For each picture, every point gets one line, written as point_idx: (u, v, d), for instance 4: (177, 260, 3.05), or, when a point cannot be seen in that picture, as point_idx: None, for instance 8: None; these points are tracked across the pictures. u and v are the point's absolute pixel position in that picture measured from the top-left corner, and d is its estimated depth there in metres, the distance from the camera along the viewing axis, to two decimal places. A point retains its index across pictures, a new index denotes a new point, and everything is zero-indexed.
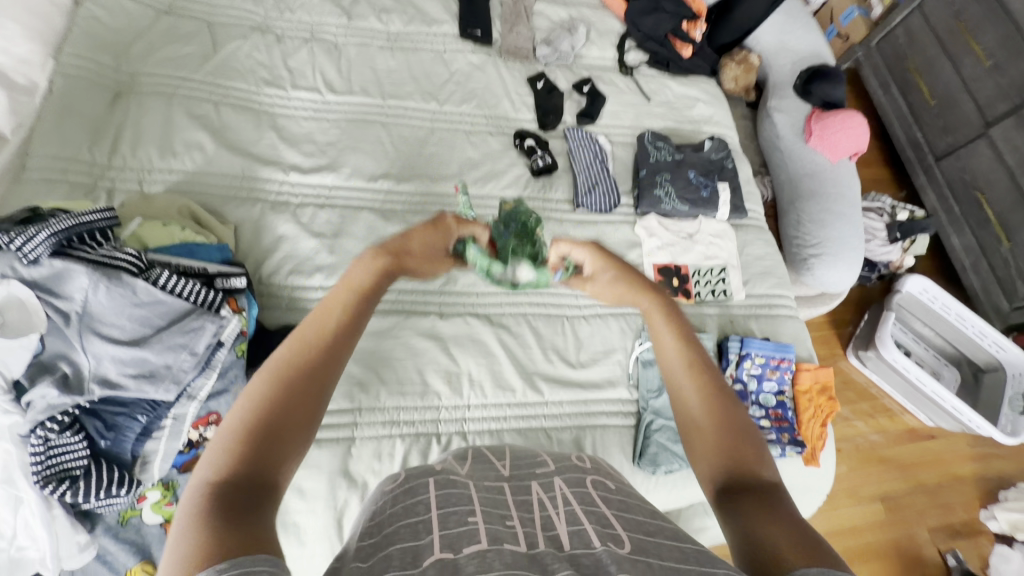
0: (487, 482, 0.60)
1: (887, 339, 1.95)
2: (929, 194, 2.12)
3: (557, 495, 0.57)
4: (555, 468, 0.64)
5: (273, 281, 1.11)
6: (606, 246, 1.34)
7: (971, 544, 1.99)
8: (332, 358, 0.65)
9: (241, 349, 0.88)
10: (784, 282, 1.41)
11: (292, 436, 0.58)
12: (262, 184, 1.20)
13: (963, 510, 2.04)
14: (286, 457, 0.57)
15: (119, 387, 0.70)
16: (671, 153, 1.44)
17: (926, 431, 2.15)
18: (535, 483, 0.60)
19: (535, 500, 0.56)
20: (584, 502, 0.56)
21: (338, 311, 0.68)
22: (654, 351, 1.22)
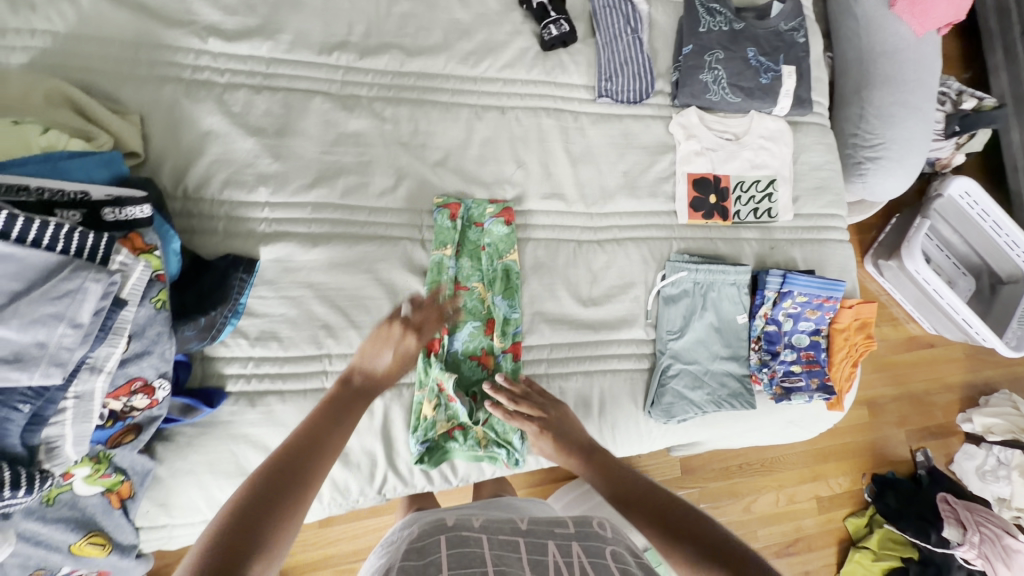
0: (501, 536, 0.67)
1: (915, 249, 1.60)
2: (1002, 77, 1.66)
3: (573, 559, 0.62)
4: (576, 532, 0.68)
5: (202, 196, 0.86)
6: (631, 150, 1.06)
7: (940, 446, 1.81)
8: (306, 461, 0.64)
9: (160, 300, 0.68)
10: (840, 199, 1.17)
11: (289, 502, 0.60)
12: (169, 55, 0.87)
13: (942, 411, 1.84)
14: (282, 511, 0.59)
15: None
16: (729, 20, 1.07)
17: (926, 339, 1.85)
18: (551, 543, 0.65)
19: (546, 552, 0.63)
20: (589, 552, 0.63)
21: (320, 441, 0.68)
22: (680, 287, 1.03)
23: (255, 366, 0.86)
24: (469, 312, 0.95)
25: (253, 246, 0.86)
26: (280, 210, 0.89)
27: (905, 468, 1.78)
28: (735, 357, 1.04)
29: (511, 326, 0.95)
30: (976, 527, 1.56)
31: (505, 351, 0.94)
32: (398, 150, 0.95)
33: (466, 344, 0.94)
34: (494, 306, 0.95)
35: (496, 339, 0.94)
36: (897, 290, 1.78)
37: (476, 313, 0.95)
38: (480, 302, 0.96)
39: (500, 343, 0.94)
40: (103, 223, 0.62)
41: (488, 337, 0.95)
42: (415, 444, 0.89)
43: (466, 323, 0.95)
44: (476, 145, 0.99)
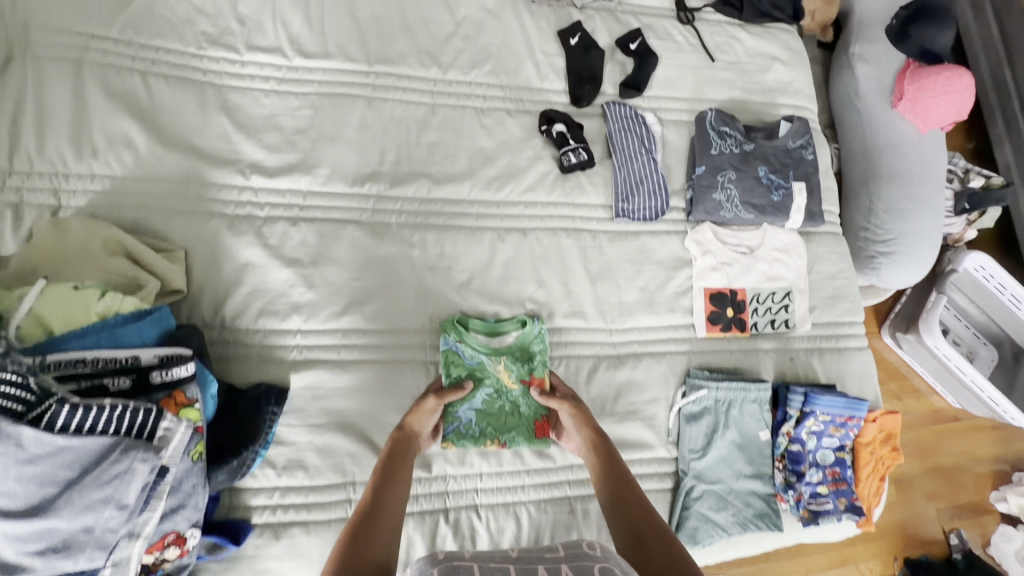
0: (491, 564, 0.62)
1: (934, 325, 1.59)
2: (1006, 149, 1.64)
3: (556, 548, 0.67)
4: (565, 553, 0.64)
5: (238, 325, 0.90)
6: (649, 265, 1.10)
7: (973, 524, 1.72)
8: (387, 492, 0.69)
9: (198, 452, 0.70)
10: (857, 307, 1.18)
11: (382, 523, 0.65)
12: (214, 192, 0.93)
13: (973, 486, 1.75)
14: (376, 546, 0.62)
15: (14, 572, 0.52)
16: (739, 141, 1.12)
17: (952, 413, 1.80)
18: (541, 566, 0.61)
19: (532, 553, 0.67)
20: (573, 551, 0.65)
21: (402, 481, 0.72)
22: (700, 404, 1.03)
23: (281, 496, 0.87)
24: (503, 416, 0.97)
25: (284, 375, 0.90)
26: (311, 337, 0.92)
27: (938, 549, 1.68)
28: (758, 474, 1.03)
29: (523, 325, 1.00)
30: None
31: (524, 384, 0.98)
32: (423, 274, 0.99)
33: (492, 397, 0.98)
34: (513, 337, 1.00)
35: (515, 375, 0.98)
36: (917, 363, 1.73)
37: (508, 415, 0.97)
38: (495, 323, 1.00)
39: (521, 377, 0.98)
40: (151, 386, 0.66)
41: (510, 379, 0.98)
42: (446, 427, 0.94)
43: (491, 370, 0.98)
44: (499, 267, 1.03)
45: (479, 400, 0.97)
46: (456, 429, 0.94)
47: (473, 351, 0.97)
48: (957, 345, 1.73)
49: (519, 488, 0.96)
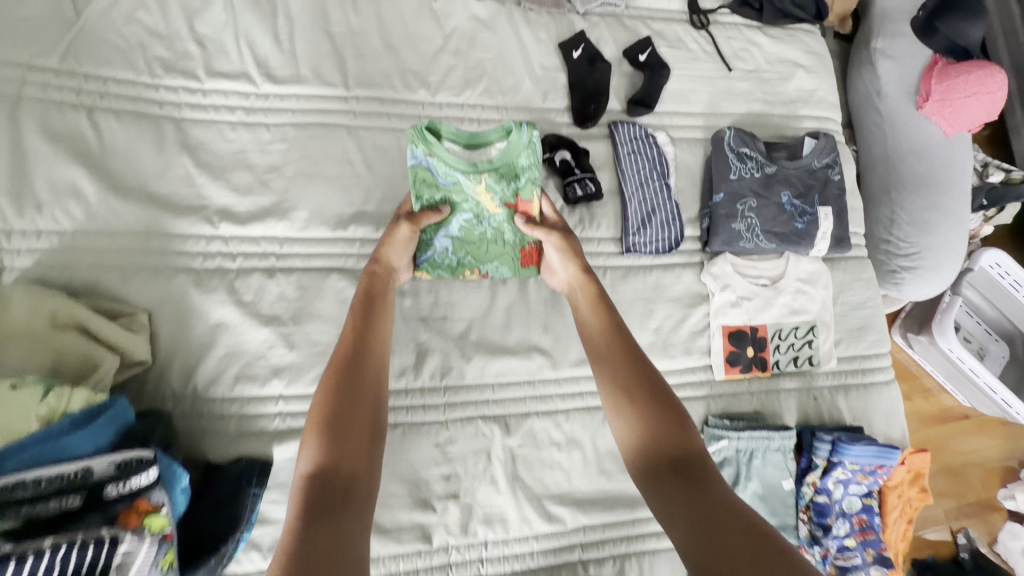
0: None
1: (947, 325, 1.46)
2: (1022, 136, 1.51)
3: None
4: None
5: (213, 394, 0.81)
6: (662, 302, 1.01)
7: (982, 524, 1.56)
8: (369, 357, 0.70)
9: (167, 561, 0.60)
10: (884, 337, 1.10)
11: (365, 385, 0.67)
12: (179, 244, 0.83)
13: (980, 484, 1.59)
14: (359, 408, 0.65)
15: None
16: (761, 164, 1.02)
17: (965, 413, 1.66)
18: None
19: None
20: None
21: (377, 337, 0.72)
22: (720, 455, 0.96)
23: None
24: (482, 243, 0.89)
25: (267, 447, 0.81)
26: (295, 402, 0.84)
27: (943, 549, 1.52)
28: (782, 526, 0.96)
29: (510, 134, 0.85)
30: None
31: (509, 210, 0.87)
32: (417, 325, 0.90)
33: (472, 222, 0.88)
34: (496, 152, 0.86)
35: (499, 198, 0.86)
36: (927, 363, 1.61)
37: (488, 246, 0.89)
38: (475, 136, 0.86)
39: (504, 201, 0.87)
40: (107, 500, 0.58)
41: (491, 203, 0.87)
42: (421, 256, 0.87)
43: (469, 192, 0.86)
44: (500, 312, 0.94)
45: (457, 226, 0.88)
46: (431, 264, 0.88)
47: (448, 170, 0.84)
48: (967, 342, 1.59)
49: (527, 555, 0.89)
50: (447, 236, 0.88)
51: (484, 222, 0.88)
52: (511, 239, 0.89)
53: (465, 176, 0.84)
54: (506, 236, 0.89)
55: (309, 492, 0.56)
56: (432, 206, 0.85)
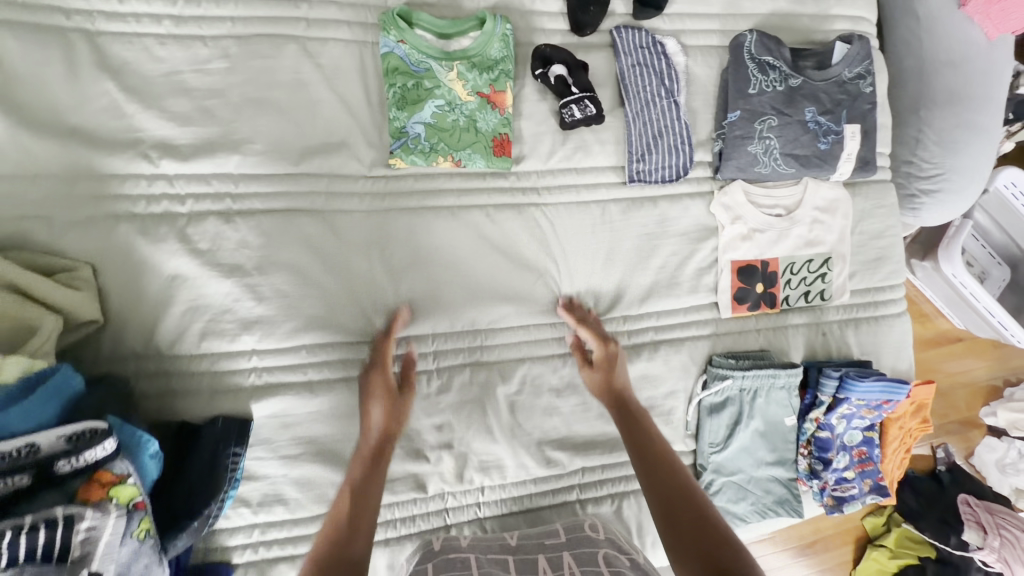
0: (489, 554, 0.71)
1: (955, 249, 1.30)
2: None
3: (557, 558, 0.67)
4: (565, 542, 0.72)
5: (179, 352, 0.75)
6: (668, 237, 0.92)
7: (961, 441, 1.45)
8: (393, 428, 0.72)
9: (144, 529, 0.57)
10: (900, 267, 1.03)
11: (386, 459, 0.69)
12: (117, 188, 0.72)
13: (964, 401, 1.48)
14: (377, 477, 0.66)
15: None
16: (785, 75, 0.89)
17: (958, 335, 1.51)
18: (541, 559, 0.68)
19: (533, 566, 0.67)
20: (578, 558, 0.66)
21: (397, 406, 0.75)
22: (723, 395, 0.92)
23: (261, 533, 0.78)
24: (456, 130, 0.80)
25: (244, 405, 0.76)
26: (270, 358, 0.77)
27: (921, 465, 1.43)
28: (781, 461, 0.96)
29: (484, 24, 0.80)
30: (997, 531, 1.23)
31: (483, 98, 0.81)
32: (397, 270, 0.82)
33: (444, 110, 0.80)
34: (470, 42, 0.81)
35: (471, 86, 0.81)
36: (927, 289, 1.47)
37: (462, 134, 0.80)
38: (452, 25, 0.80)
39: (477, 89, 0.81)
40: (60, 476, 0.53)
41: (464, 91, 0.80)
42: (393, 143, 0.79)
43: (442, 79, 0.80)
44: (489, 253, 0.85)
45: (428, 114, 0.80)
46: (403, 149, 0.79)
47: (420, 56, 0.79)
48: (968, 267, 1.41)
49: (525, 497, 0.88)
50: (420, 120, 0.79)
51: (457, 104, 0.80)
52: (488, 126, 0.81)
53: (437, 61, 0.79)
54: (483, 124, 0.81)
55: (322, 549, 0.58)
56: (404, 95, 0.79)
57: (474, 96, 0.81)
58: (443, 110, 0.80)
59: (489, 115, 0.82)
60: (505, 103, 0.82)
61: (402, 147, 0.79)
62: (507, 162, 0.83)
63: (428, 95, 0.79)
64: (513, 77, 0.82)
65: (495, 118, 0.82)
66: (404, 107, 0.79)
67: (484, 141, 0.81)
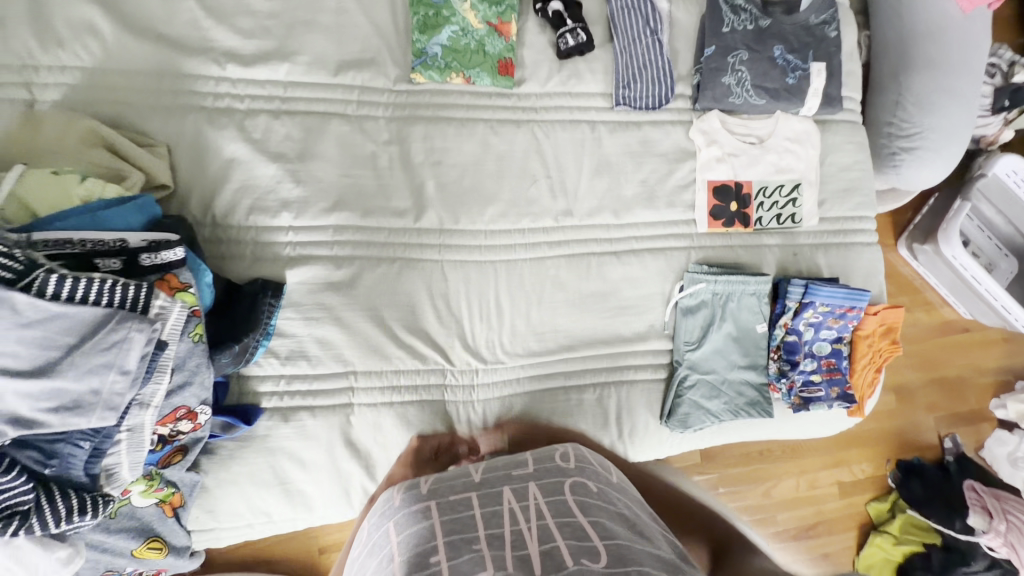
0: (452, 497, 0.73)
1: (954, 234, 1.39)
2: None
3: (528, 503, 0.70)
4: (532, 471, 0.79)
5: (230, 222, 0.90)
6: (650, 158, 1.04)
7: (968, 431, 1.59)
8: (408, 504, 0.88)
9: (197, 334, 0.72)
10: (869, 200, 1.13)
11: None
12: (191, 85, 0.89)
13: (973, 396, 1.60)
14: None
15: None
16: (755, 16, 1.03)
17: (963, 325, 1.61)
18: (506, 492, 0.73)
19: (502, 511, 0.68)
20: (556, 514, 0.66)
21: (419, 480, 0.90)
22: (697, 298, 1.03)
23: (287, 383, 0.91)
24: (467, 51, 0.96)
25: (280, 271, 0.90)
26: (303, 234, 0.92)
27: (930, 453, 1.56)
28: (753, 366, 1.04)
29: None
30: (1003, 516, 1.37)
31: (491, 27, 0.97)
32: (413, 169, 0.96)
33: (458, 35, 0.96)
34: None
35: (482, 16, 0.97)
36: (931, 276, 1.55)
37: (472, 55, 0.96)
38: None
39: (486, 19, 0.97)
40: (142, 267, 0.67)
41: (476, 20, 0.96)
42: (414, 60, 0.95)
43: (457, 9, 0.96)
44: (492, 160, 0.99)
45: (445, 38, 0.96)
46: (423, 65, 0.95)
47: None
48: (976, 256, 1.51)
49: (515, 379, 1.00)
50: (438, 41, 0.95)
51: (469, 30, 0.96)
52: (494, 50, 0.97)
53: None
54: (490, 48, 0.97)
55: None
56: (426, 21, 0.96)
57: (483, 24, 0.97)
58: (457, 35, 0.96)
59: (496, 40, 0.97)
60: (509, 32, 0.98)
61: (421, 63, 0.95)
62: (509, 82, 0.98)
63: (445, 22, 0.96)
64: (517, 11, 0.98)
65: (500, 44, 0.97)
66: (425, 30, 0.95)
67: (490, 62, 0.97)
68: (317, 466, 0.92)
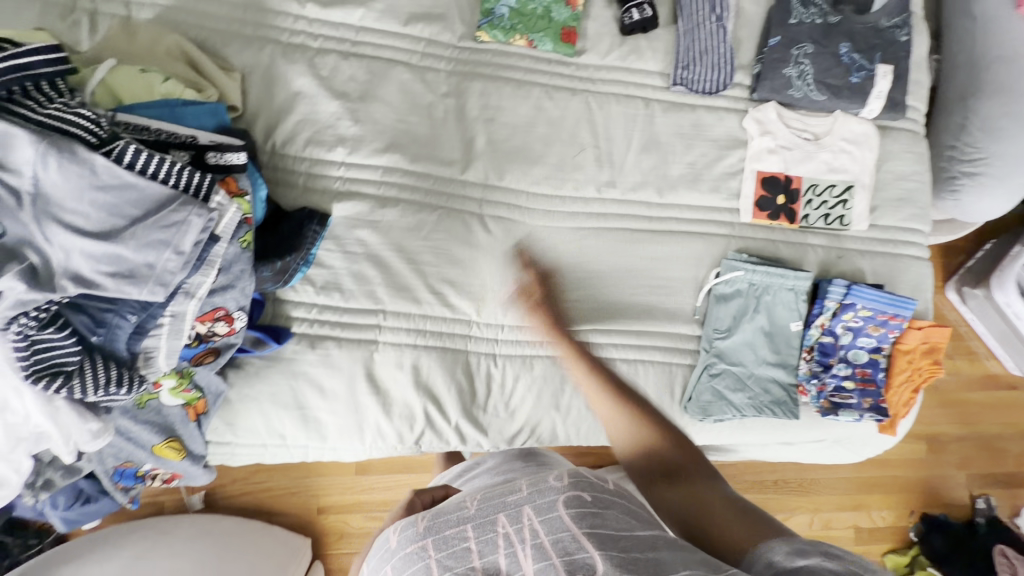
0: (447, 525, 0.62)
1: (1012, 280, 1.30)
2: None
3: (524, 526, 0.58)
4: (530, 488, 0.63)
5: (288, 151, 0.94)
6: (701, 142, 1.04)
7: (1005, 496, 1.48)
8: None
9: (246, 240, 0.75)
10: (925, 212, 1.09)
11: None
12: (271, 19, 0.94)
13: (1014, 460, 1.50)
14: None
15: (54, 290, 0.59)
16: (824, 12, 1.02)
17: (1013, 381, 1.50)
18: (502, 513, 0.61)
19: (496, 540, 0.59)
20: (551, 531, 0.57)
21: None
22: (733, 286, 1.01)
23: (318, 312, 0.93)
24: (534, 16, 0.99)
25: (327, 203, 0.94)
26: (354, 171, 0.95)
27: (957, 511, 1.46)
28: (783, 364, 1.01)
29: None
30: None
31: None
32: (466, 123, 0.99)
33: None
34: None
35: None
36: (979, 322, 1.46)
37: (537, 20, 0.99)
38: None
39: None
40: (207, 165, 0.71)
41: None
42: (481, 19, 0.99)
43: None
44: (543, 125, 1.01)
45: (514, 0, 0.99)
46: (489, 24, 0.99)
47: None
48: None
49: (538, 343, 1.00)
50: (506, 3, 0.98)
51: None
52: (560, 16, 0.99)
53: None
54: (556, 15, 0.99)
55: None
56: None
57: None
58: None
59: (562, 8, 0.99)
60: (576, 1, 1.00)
61: (488, 22, 0.98)
62: (570, 50, 1.00)
63: None
64: None
65: (566, 12, 1.00)
66: None
67: (554, 28, 0.99)
68: (335, 396, 0.94)
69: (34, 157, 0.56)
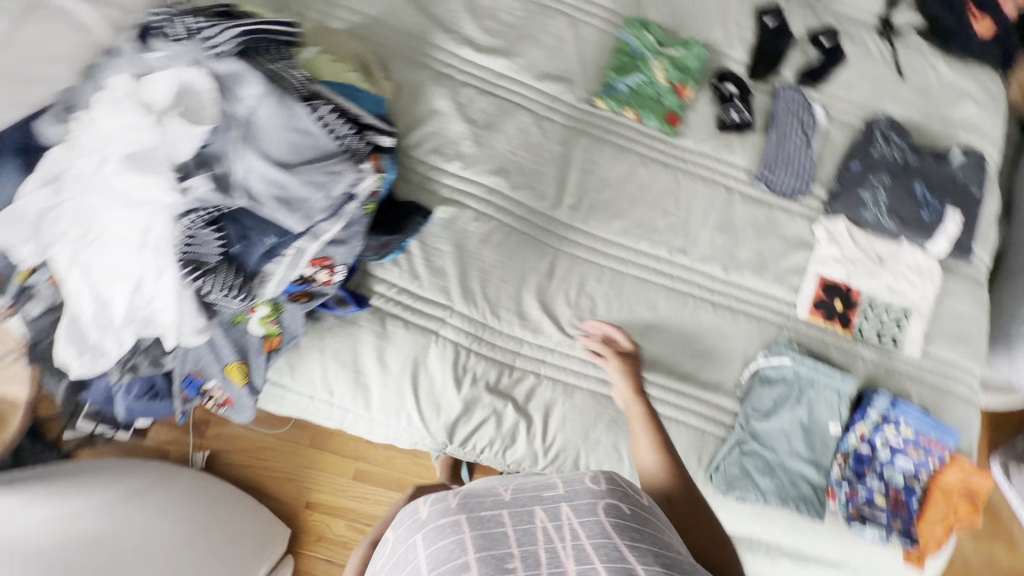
0: (482, 510, 0.55)
1: None
2: None
3: (563, 525, 0.54)
4: (566, 490, 0.58)
5: (414, 153, 1.09)
6: (772, 236, 1.13)
7: None
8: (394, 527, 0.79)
9: (370, 209, 0.87)
10: (977, 354, 1.12)
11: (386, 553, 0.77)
12: (433, 51, 1.14)
13: None
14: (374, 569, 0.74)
15: (230, 198, 0.75)
16: (903, 153, 1.14)
17: None
18: (539, 507, 0.56)
19: (536, 532, 0.53)
20: (594, 534, 0.53)
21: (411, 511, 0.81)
22: (779, 372, 1.05)
23: (396, 293, 1.02)
24: (647, 97, 1.15)
25: (433, 202, 1.06)
26: (462, 183, 1.08)
27: None
28: (815, 463, 1.01)
29: (691, 46, 1.18)
30: None
31: (672, 86, 1.16)
32: (567, 168, 1.13)
33: (644, 83, 1.16)
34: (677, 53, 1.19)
35: (668, 76, 1.16)
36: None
37: (649, 101, 1.15)
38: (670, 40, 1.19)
39: (671, 80, 1.16)
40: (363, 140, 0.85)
41: (662, 77, 1.16)
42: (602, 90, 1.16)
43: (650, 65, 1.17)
44: (633, 186, 1.13)
45: (633, 82, 1.16)
46: (608, 95, 1.16)
47: (643, 48, 1.17)
48: None
49: (584, 376, 1.05)
50: (626, 82, 1.16)
51: (654, 82, 1.16)
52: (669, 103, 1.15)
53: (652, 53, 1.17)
54: (666, 101, 1.16)
55: None
56: (622, 66, 1.17)
57: (667, 82, 1.16)
58: (642, 83, 1.16)
59: (672, 97, 1.16)
60: (685, 95, 1.16)
61: (608, 95, 1.15)
62: (671, 132, 1.15)
63: (637, 71, 1.16)
64: (697, 82, 1.17)
65: (674, 101, 1.16)
66: (620, 72, 1.16)
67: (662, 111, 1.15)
68: (388, 371, 1.00)
69: (257, 97, 0.75)
